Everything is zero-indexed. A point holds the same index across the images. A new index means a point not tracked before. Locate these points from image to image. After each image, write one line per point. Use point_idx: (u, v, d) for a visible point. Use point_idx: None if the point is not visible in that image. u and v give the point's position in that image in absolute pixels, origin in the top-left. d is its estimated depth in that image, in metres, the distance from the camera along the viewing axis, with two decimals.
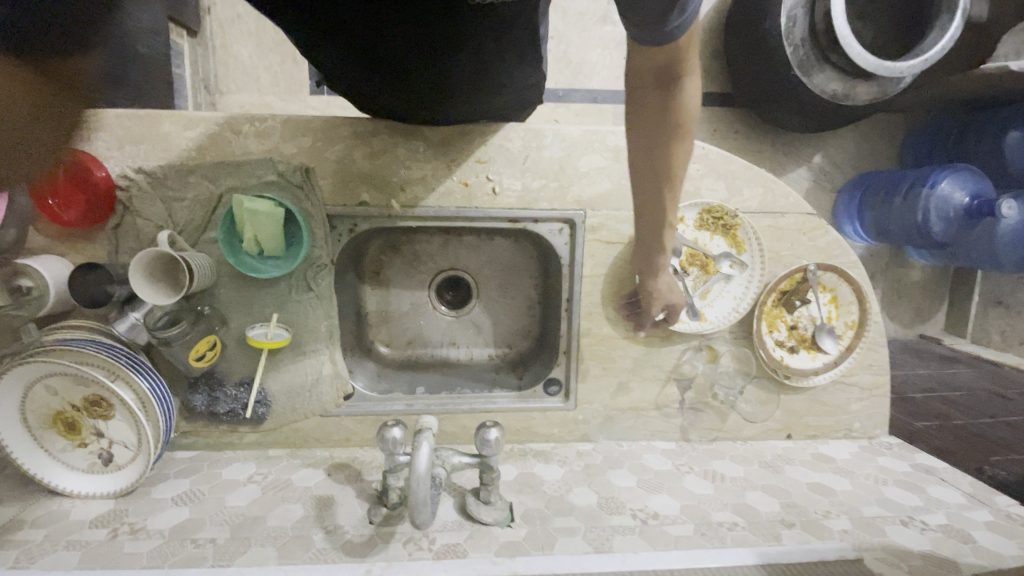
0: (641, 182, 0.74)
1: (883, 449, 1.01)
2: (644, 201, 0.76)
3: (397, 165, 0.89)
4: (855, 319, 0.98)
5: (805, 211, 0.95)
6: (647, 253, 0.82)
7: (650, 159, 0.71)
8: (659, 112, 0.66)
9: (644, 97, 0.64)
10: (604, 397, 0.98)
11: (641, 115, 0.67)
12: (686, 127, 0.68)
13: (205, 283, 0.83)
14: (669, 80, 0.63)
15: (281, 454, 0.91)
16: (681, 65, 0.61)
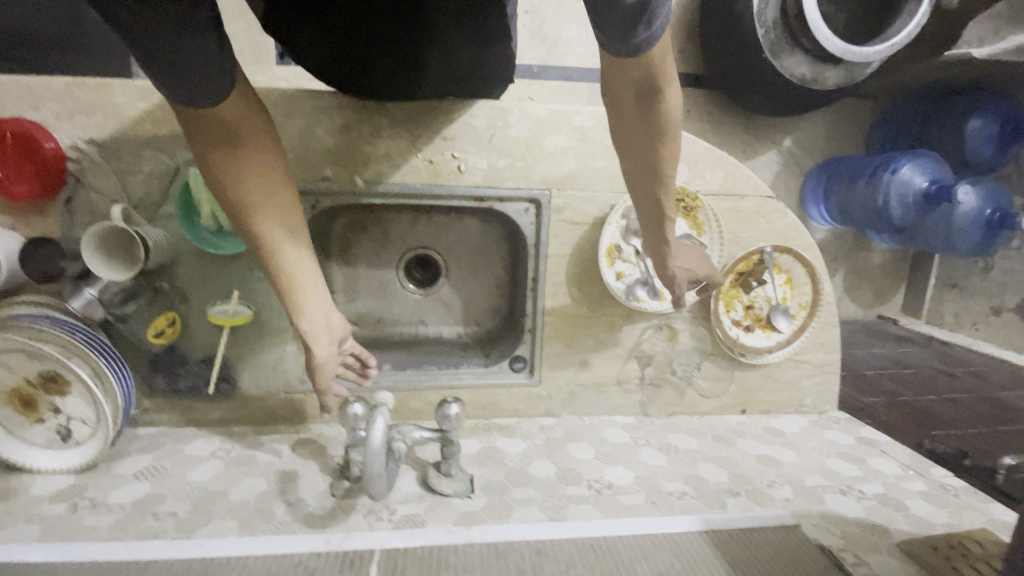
0: (639, 174, 0.78)
1: (831, 423, 1.06)
2: (645, 190, 0.79)
3: (361, 142, 0.88)
4: (809, 299, 1.02)
5: (764, 194, 0.98)
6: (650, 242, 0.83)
7: (638, 158, 0.76)
8: (645, 116, 0.72)
9: (626, 107, 0.73)
10: (567, 373, 1.00)
11: (629, 116, 0.73)
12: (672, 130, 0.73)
13: (163, 259, 0.82)
14: (647, 92, 0.69)
15: (245, 430, 0.91)
16: (664, 78, 0.67)
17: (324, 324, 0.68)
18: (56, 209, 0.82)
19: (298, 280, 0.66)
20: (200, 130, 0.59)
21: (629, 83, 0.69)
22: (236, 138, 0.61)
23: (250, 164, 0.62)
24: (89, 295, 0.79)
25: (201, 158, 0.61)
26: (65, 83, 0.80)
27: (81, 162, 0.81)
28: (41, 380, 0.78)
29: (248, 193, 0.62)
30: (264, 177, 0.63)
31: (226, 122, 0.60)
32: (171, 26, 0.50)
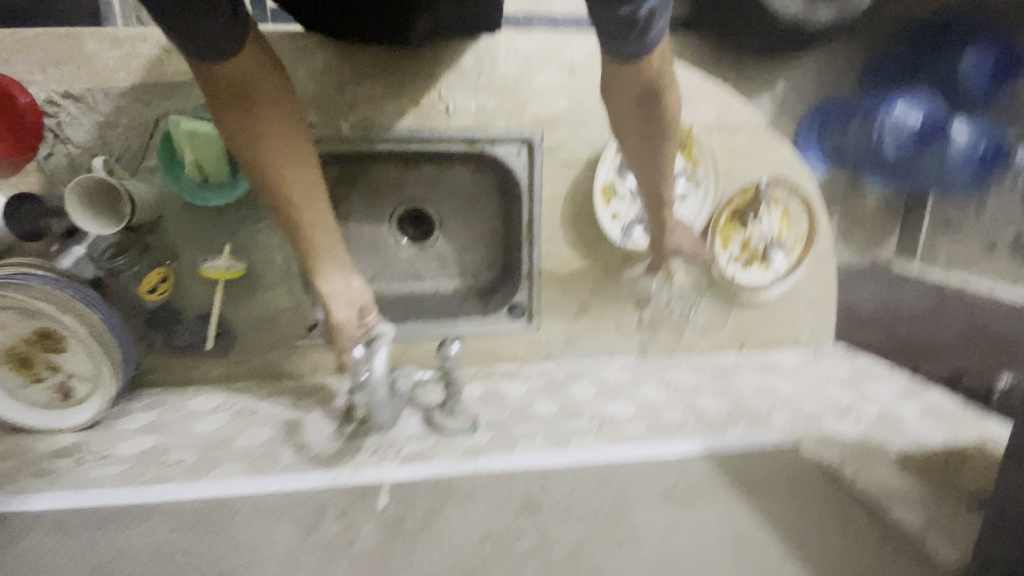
0: (638, 161, 0.78)
1: (828, 356, 1.07)
2: (645, 179, 0.80)
3: (346, 85, 0.85)
4: (804, 233, 1.02)
5: (759, 127, 0.97)
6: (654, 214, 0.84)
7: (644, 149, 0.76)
8: (644, 112, 0.70)
9: (623, 110, 0.72)
10: (566, 318, 1.01)
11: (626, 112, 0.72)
12: (671, 129, 0.72)
13: (150, 214, 0.80)
14: (650, 97, 0.68)
15: (247, 386, 0.91)
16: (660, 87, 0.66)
17: (344, 286, 0.67)
18: (36, 168, 0.79)
19: (317, 241, 0.65)
20: (215, 91, 0.59)
21: (631, 91, 0.67)
22: (251, 98, 0.60)
23: (266, 125, 0.61)
24: (78, 253, 0.78)
25: (219, 119, 0.61)
26: (34, 34, 0.77)
27: (57, 117, 0.79)
28: (36, 338, 0.77)
29: (266, 154, 0.62)
30: (280, 136, 0.62)
31: (240, 82, 0.59)
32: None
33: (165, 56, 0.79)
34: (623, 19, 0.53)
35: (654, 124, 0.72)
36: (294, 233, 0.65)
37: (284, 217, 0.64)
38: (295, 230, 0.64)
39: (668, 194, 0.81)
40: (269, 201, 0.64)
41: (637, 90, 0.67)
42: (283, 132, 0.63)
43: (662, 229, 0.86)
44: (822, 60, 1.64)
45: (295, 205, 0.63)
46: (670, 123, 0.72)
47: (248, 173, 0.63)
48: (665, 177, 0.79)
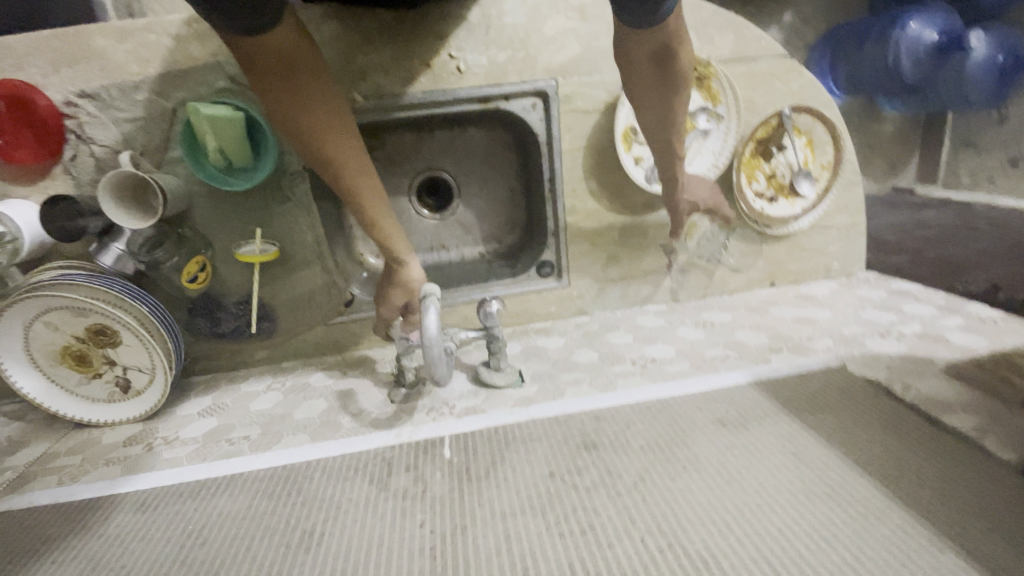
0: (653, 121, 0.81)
1: (861, 283, 1.07)
2: (659, 139, 0.82)
3: (355, 55, 0.84)
4: (831, 159, 1.00)
5: (777, 53, 0.94)
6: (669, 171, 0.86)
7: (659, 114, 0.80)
8: (658, 70, 0.75)
9: (639, 67, 0.75)
10: (596, 270, 1.01)
11: (639, 71, 0.76)
12: (684, 81, 0.76)
13: (181, 204, 0.81)
14: (662, 56, 0.73)
15: (293, 365, 0.94)
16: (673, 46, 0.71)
17: (404, 245, 0.72)
18: (65, 171, 0.81)
19: (371, 203, 0.70)
20: (260, 66, 0.62)
21: (648, 47, 0.71)
22: (295, 69, 0.63)
23: (311, 94, 0.65)
24: (117, 250, 0.79)
25: (264, 94, 0.64)
26: (43, 35, 0.77)
27: (77, 117, 0.79)
28: (90, 335, 0.80)
29: (315, 123, 0.65)
30: (324, 104, 0.66)
31: (283, 55, 0.62)
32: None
33: (174, 43, 0.79)
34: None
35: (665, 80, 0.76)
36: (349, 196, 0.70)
37: (338, 182, 0.69)
38: (351, 193, 0.69)
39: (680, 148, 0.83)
40: (324, 168, 0.68)
41: (653, 45, 0.71)
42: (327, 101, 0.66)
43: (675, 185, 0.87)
44: None
45: (348, 170, 0.68)
46: (683, 77, 0.76)
47: (297, 144, 0.67)
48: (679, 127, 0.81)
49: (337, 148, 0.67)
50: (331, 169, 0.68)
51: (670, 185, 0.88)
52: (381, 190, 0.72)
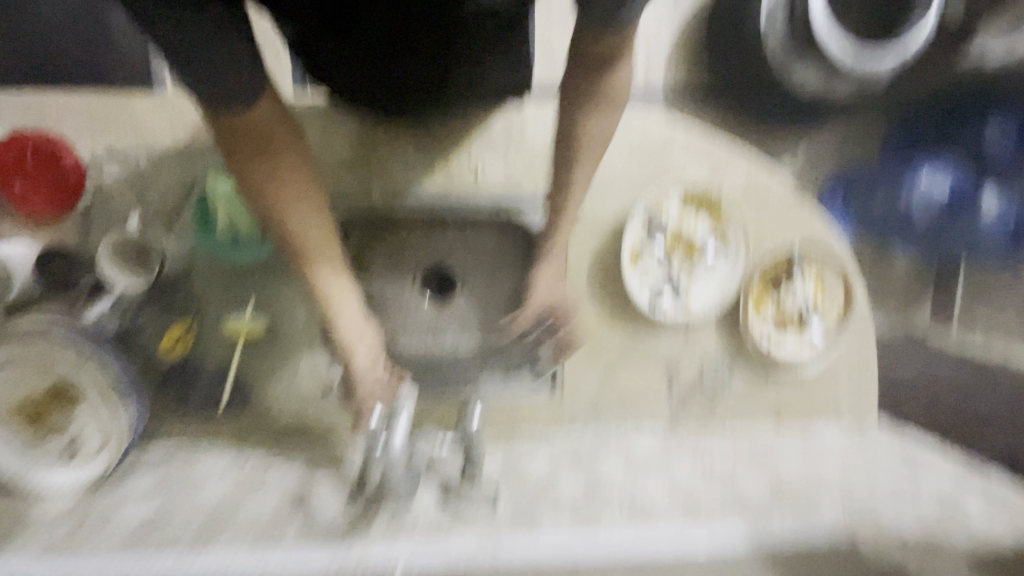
0: (574, 112, 0.76)
1: (876, 437, 1.00)
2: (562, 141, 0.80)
3: (380, 152, 0.88)
4: (845, 303, 0.97)
5: (788, 197, 0.96)
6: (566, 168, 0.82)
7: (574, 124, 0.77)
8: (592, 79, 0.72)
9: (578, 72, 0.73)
10: (593, 388, 0.96)
11: (583, 68, 0.71)
12: (613, 102, 0.76)
13: (180, 270, 0.81)
14: (605, 63, 0.70)
15: (255, 449, 0.87)
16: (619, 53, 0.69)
17: (356, 330, 0.73)
18: (72, 223, 0.81)
19: (331, 285, 0.71)
20: (241, 146, 0.63)
21: (597, 49, 0.68)
22: (274, 150, 0.64)
23: (287, 175, 0.65)
24: (103, 307, 0.77)
25: (240, 171, 0.65)
26: (92, 100, 0.81)
27: (99, 175, 0.82)
28: (50, 394, 0.75)
29: (286, 205, 0.66)
30: (301, 183, 0.67)
31: (265, 137, 0.63)
32: (210, 48, 0.53)
33: None
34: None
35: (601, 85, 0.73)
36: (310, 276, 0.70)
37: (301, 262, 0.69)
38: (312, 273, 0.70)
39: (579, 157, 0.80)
40: (291, 246, 0.68)
41: (608, 47, 0.67)
42: (303, 183, 0.67)
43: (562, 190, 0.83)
44: None
45: (313, 252, 0.69)
46: (613, 96, 0.75)
47: (268, 219, 0.68)
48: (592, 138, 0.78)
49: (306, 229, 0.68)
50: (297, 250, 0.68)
51: (559, 187, 0.84)
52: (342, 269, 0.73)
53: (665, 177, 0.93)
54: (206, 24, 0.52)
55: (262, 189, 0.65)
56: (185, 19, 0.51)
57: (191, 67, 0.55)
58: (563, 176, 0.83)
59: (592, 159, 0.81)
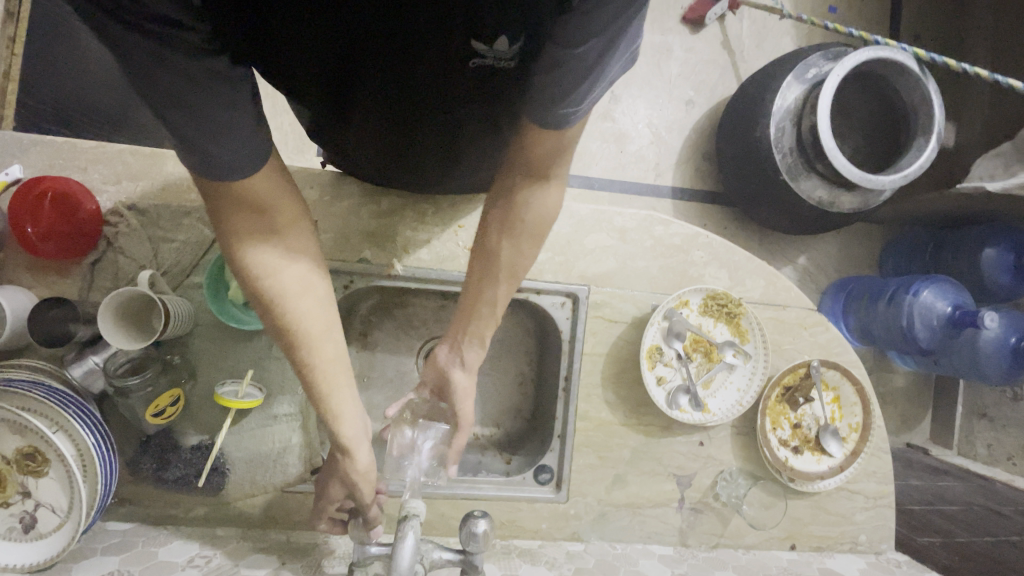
0: (499, 229, 0.69)
1: (892, 567, 0.95)
2: (483, 260, 0.71)
3: (403, 227, 0.88)
4: (859, 421, 0.95)
5: (806, 306, 0.95)
6: (482, 287, 0.72)
7: (496, 240, 0.69)
8: (518, 196, 0.66)
9: (511, 186, 0.66)
10: (598, 490, 0.90)
11: (518, 175, 0.65)
12: (539, 228, 0.69)
13: (180, 331, 0.77)
14: (536, 174, 0.64)
15: (232, 534, 0.80)
16: (555, 166, 0.63)
17: (357, 423, 0.64)
18: (79, 272, 0.78)
19: (329, 378, 0.61)
20: (238, 220, 0.53)
21: (539, 152, 0.61)
22: (274, 223, 0.56)
23: (289, 252, 0.58)
24: (92, 363, 0.73)
25: (230, 247, 0.54)
26: (119, 150, 0.80)
27: (116, 227, 0.79)
28: (17, 457, 0.68)
29: (287, 285, 0.57)
30: (299, 260, 0.59)
31: (266, 208, 0.55)
32: (207, 100, 0.43)
33: None
34: (568, 67, 0.48)
35: (531, 204, 0.67)
36: (306, 369, 0.60)
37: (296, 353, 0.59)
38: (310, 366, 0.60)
39: (498, 276, 0.70)
40: (282, 336, 0.58)
41: (545, 150, 0.60)
42: (303, 261, 0.59)
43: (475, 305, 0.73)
44: (844, 240, 1.71)
45: (313, 338, 0.59)
46: (541, 222, 0.68)
47: (253, 301, 0.58)
48: (519, 258, 0.70)
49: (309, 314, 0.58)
50: (292, 341, 0.58)
51: (470, 304, 0.73)
52: (343, 357, 0.62)
53: (685, 279, 0.93)
54: (205, 75, 0.41)
55: (254, 269, 0.55)
56: (180, 64, 0.40)
57: (176, 122, 0.43)
58: (471, 294, 0.73)
59: (514, 281, 0.72)
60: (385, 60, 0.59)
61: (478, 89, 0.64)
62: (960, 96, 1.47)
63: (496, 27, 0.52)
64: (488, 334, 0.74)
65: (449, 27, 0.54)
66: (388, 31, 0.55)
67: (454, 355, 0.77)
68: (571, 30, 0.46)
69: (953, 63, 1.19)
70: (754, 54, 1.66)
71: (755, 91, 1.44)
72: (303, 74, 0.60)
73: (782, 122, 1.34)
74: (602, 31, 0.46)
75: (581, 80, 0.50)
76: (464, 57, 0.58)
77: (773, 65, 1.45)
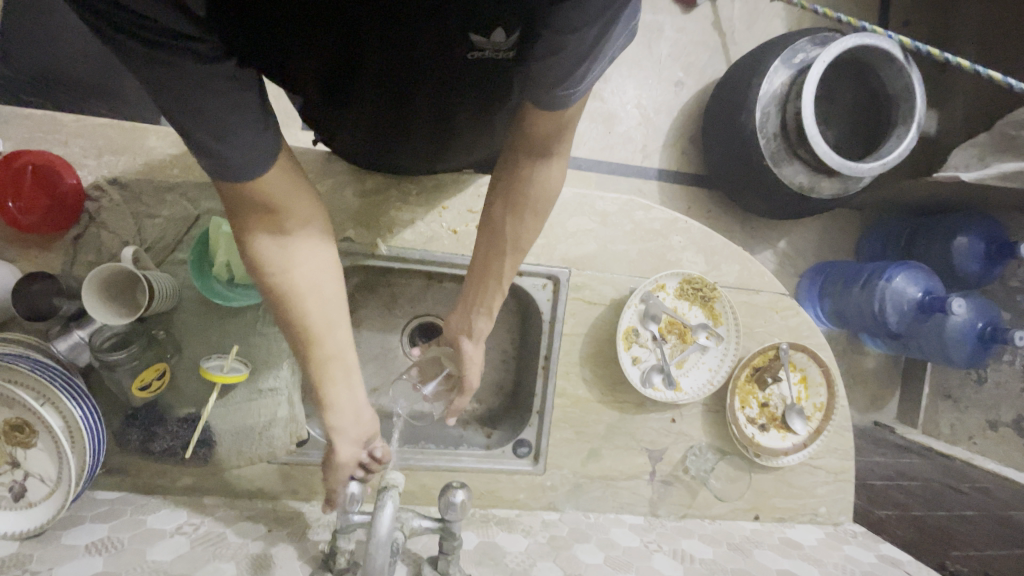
0: (502, 204, 0.70)
1: (848, 538, 1.01)
2: (488, 233, 0.72)
3: (387, 207, 0.89)
4: (823, 402, 1.00)
5: (779, 291, 0.99)
6: (490, 258, 0.73)
7: (501, 215, 0.71)
8: (525, 170, 0.68)
9: (516, 162, 0.68)
10: (574, 462, 0.94)
11: (521, 153, 0.67)
12: (542, 204, 0.71)
13: (165, 306, 0.78)
14: (540, 152, 0.66)
15: (218, 503, 0.83)
16: (557, 142, 0.65)
17: (354, 419, 0.63)
18: (61, 245, 0.78)
19: (331, 371, 0.61)
20: (251, 220, 0.55)
21: (542, 130, 0.62)
22: (284, 221, 0.57)
23: (298, 249, 0.59)
24: (77, 337, 0.74)
25: (244, 242, 0.57)
26: (100, 123, 0.80)
27: (98, 201, 0.79)
28: (6, 428, 0.69)
29: (296, 279, 0.58)
30: (310, 255, 0.59)
31: (276, 207, 0.56)
32: (217, 104, 0.45)
33: None
34: (565, 52, 0.49)
35: (533, 184, 0.69)
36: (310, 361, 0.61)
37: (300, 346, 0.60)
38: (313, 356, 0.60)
39: (503, 249, 0.72)
40: (290, 328, 0.59)
41: (547, 129, 0.62)
42: (314, 257, 0.60)
43: (483, 272, 0.74)
44: (824, 224, 1.75)
45: (316, 331, 0.59)
46: (545, 197, 0.70)
47: (264, 295, 0.59)
48: (523, 233, 0.72)
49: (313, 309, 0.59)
50: (299, 332, 0.59)
51: (474, 273, 0.75)
52: (347, 352, 0.62)
53: (663, 263, 0.96)
54: (211, 80, 0.44)
55: (265, 264, 0.57)
56: (189, 70, 0.43)
57: (187, 125, 0.46)
58: (474, 262, 0.75)
59: (519, 253, 0.74)
60: (380, 50, 0.61)
61: (474, 78, 0.67)
62: (943, 85, 1.49)
63: (493, 20, 0.55)
64: (497, 304, 0.77)
65: (447, 22, 0.57)
66: (382, 23, 0.57)
67: (463, 322, 0.78)
68: (563, 17, 0.47)
69: (936, 52, 1.20)
70: (744, 36, 1.66)
71: (742, 76, 1.45)
72: (301, 63, 0.61)
73: (767, 107, 1.35)
74: (595, 21, 0.47)
75: (576, 64, 0.51)
76: (464, 51, 0.61)
77: (762, 49, 1.45)
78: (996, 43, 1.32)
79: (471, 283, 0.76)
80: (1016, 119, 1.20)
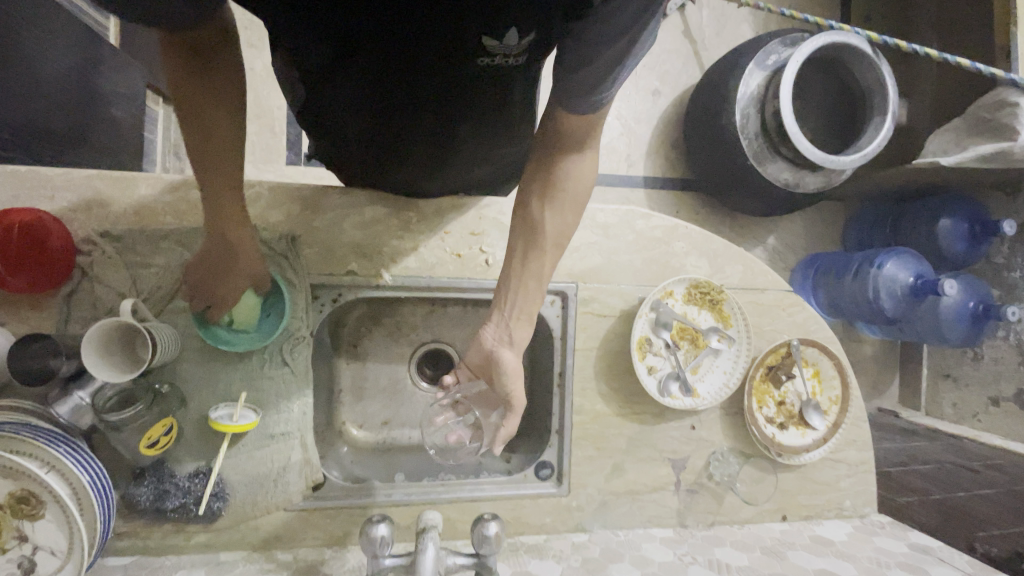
0: (538, 197, 0.73)
1: (877, 529, 1.01)
2: (524, 228, 0.75)
3: (390, 236, 0.87)
4: (839, 394, 1.01)
5: (783, 288, 0.99)
6: (523, 253, 0.75)
7: (535, 207, 0.74)
8: (562, 163, 0.72)
9: (552, 156, 0.72)
10: (598, 480, 0.93)
11: (556, 149, 0.71)
12: (579, 199, 0.75)
13: (167, 358, 0.75)
14: (576, 145, 0.71)
15: (236, 558, 0.79)
16: (590, 137, 0.70)
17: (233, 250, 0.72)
18: (54, 304, 0.75)
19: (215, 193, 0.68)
20: (182, 70, 0.58)
21: (579, 124, 0.68)
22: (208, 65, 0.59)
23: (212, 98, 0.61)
24: (79, 400, 0.70)
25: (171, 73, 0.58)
26: (87, 175, 0.77)
27: (91, 255, 0.76)
28: (9, 502, 0.63)
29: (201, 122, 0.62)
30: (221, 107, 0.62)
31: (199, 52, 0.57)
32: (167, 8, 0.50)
33: None
34: (598, 59, 0.57)
35: (567, 174, 0.73)
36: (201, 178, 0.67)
37: (216, 234, 0.71)
38: (233, 249, 0.72)
39: (541, 242, 0.74)
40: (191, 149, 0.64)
41: (576, 129, 0.69)
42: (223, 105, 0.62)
43: (513, 264, 0.75)
44: (810, 218, 1.78)
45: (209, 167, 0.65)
46: (580, 192, 0.74)
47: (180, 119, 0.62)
48: (559, 225, 0.75)
49: (223, 176, 0.66)
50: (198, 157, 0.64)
51: (507, 273, 0.75)
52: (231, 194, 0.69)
53: (668, 270, 0.95)
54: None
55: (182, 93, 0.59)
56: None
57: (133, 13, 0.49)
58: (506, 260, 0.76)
59: (558, 250, 0.76)
60: (386, 52, 0.64)
61: (479, 83, 0.70)
62: (912, 74, 1.54)
63: (509, 23, 0.59)
64: (534, 308, 0.76)
65: (463, 26, 0.59)
66: (393, 25, 0.60)
67: (502, 334, 0.75)
68: (596, 32, 0.55)
69: (903, 44, 1.23)
70: (714, 42, 1.70)
71: (719, 79, 1.48)
72: (304, 48, 0.65)
73: (747, 108, 1.38)
74: (619, 34, 0.55)
75: (607, 73, 0.59)
76: (470, 55, 0.64)
77: (735, 52, 1.48)
78: (957, 31, 1.37)
79: (502, 280, 0.75)
80: (988, 102, 1.23)
